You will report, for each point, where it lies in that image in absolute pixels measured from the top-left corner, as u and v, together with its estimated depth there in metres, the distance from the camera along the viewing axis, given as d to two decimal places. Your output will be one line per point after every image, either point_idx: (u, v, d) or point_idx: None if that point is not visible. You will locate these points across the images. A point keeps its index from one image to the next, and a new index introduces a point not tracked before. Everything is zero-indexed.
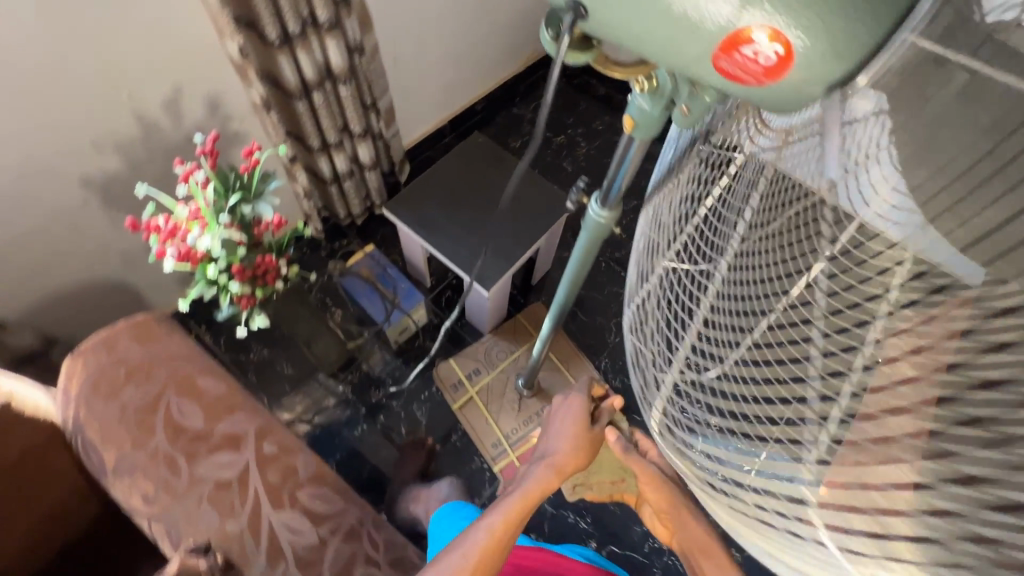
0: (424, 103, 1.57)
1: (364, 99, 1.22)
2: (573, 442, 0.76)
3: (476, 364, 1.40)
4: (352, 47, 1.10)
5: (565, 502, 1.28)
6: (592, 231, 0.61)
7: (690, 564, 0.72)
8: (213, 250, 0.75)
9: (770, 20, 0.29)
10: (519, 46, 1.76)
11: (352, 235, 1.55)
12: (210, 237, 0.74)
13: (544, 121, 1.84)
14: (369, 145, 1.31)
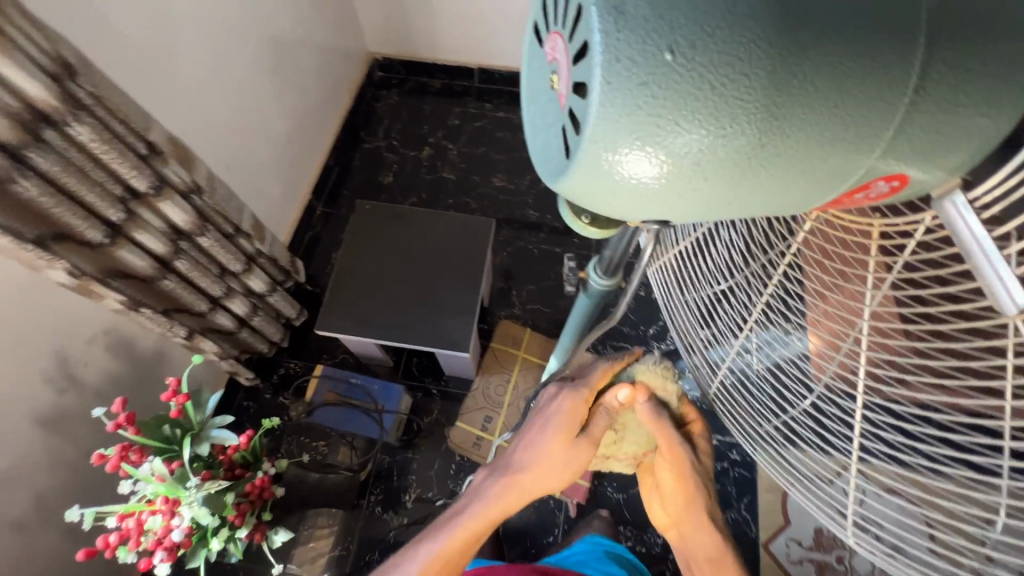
0: (278, 190, 1.39)
1: (227, 233, 1.06)
2: (557, 461, 0.61)
3: (484, 411, 1.33)
4: (189, 191, 0.93)
5: (629, 482, 1.28)
6: (593, 295, 0.59)
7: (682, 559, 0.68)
8: (200, 516, 0.73)
9: (891, 171, 0.30)
10: (338, 81, 1.59)
11: (286, 357, 1.39)
12: (192, 509, 0.72)
13: (401, 142, 1.69)
14: (259, 272, 1.15)
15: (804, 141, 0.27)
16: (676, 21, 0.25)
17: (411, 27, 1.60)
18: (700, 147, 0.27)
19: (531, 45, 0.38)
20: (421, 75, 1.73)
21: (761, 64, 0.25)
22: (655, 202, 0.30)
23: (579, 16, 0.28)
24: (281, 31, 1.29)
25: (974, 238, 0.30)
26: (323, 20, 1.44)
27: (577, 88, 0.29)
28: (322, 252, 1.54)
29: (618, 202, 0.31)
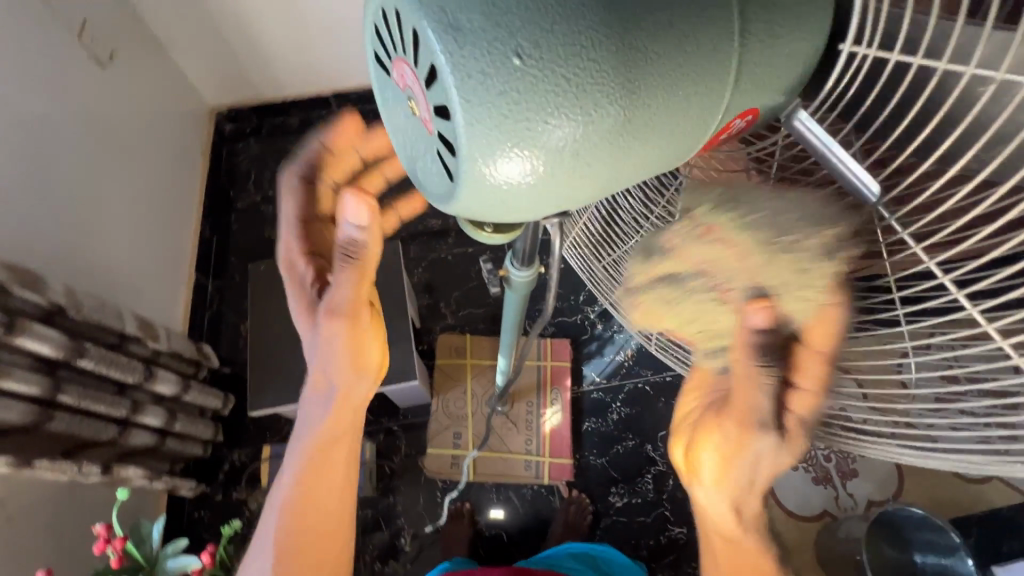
0: (154, 280, 1.26)
1: (111, 345, 0.94)
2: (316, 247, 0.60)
3: (453, 429, 1.31)
4: (45, 314, 0.81)
5: (607, 444, 1.32)
6: (520, 290, 0.58)
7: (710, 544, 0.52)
8: None
9: (741, 111, 0.33)
10: (186, 146, 1.46)
11: (226, 451, 1.27)
12: None
13: (277, 190, 1.59)
14: (164, 374, 1.04)
15: (665, 103, 0.29)
16: (516, 24, 0.26)
17: (247, 69, 1.49)
18: (572, 136, 0.27)
19: (378, 79, 0.36)
20: (274, 115, 1.62)
21: (608, 45, 0.26)
22: (550, 195, 0.30)
23: (419, 42, 0.28)
24: (99, 111, 1.15)
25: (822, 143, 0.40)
26: (144, 86, 1.30)
27: (439, 111, 0.29)
28: (227, 328, 1.42)
29: (517, 207, 0.31)
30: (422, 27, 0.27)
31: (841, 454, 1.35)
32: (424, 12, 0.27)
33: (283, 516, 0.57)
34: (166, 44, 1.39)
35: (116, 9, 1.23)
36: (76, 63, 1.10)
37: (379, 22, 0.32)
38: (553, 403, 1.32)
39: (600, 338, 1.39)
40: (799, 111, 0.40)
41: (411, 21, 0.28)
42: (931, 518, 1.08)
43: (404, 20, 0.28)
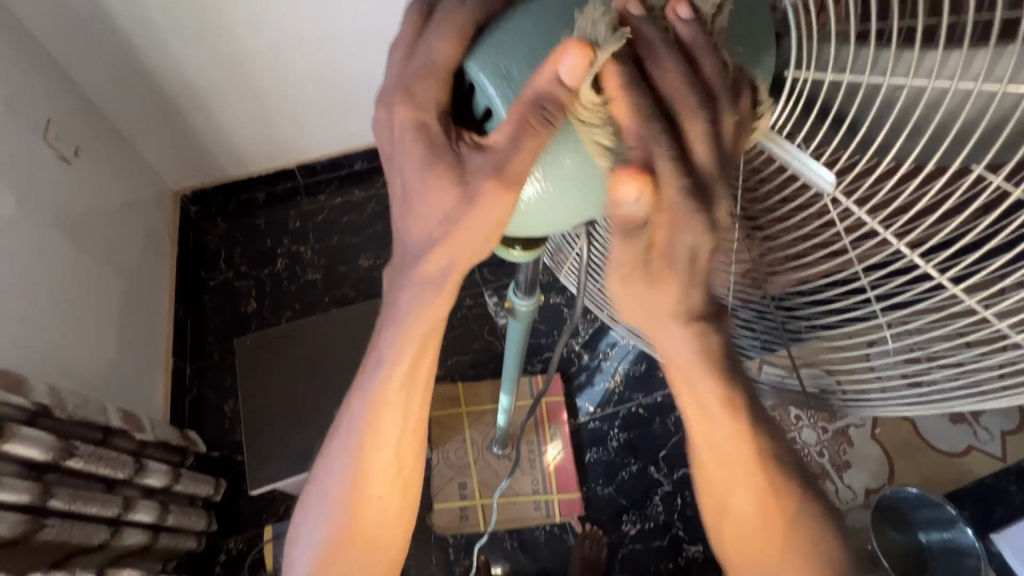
0: (129, 371, 1.22)
1: (97, 441, 0.91)
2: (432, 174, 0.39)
3: (457, 480, 1.29)
4: (31, 416, 0.78)
5: (612, 472, 1.32)
6: (520, 320, 0.62)
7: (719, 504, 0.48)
8: None
9: None
10: (153, 232, 1.46)
11: (221, 540, 1.21)
12: None
13: (250, 264, 1.59)
14: (153, 465, 1.00)
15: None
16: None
17: (211, 152, 1.52)
18: (588, 158, 0.36)
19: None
20: (240, 192, 1.64)
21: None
22: (573, 206, 0.39)
23: (476, 89, 0.37)
24: (67, 207, 1.15)
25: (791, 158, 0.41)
26: (109, 179, 1.31)
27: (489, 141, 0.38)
28: (211, 411, 1.38)
29: (546, 215, 0.39)
30: (481, 78, 0.36)
31: (832, 448, 1.40)
32: (480, 66, 0.36)
33: (350, 483, 0.53)
34: (128, 136, 1.41)
35: (78, 109, 1.25)
36: (41, 164, 1.10)
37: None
38: (553, 438, 1.33)
39: (589, 368, 1.42)
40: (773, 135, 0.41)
41: (470, 75, 0.37)
42: (926, 495, 1.14)
43: (464, 73, 0.38)
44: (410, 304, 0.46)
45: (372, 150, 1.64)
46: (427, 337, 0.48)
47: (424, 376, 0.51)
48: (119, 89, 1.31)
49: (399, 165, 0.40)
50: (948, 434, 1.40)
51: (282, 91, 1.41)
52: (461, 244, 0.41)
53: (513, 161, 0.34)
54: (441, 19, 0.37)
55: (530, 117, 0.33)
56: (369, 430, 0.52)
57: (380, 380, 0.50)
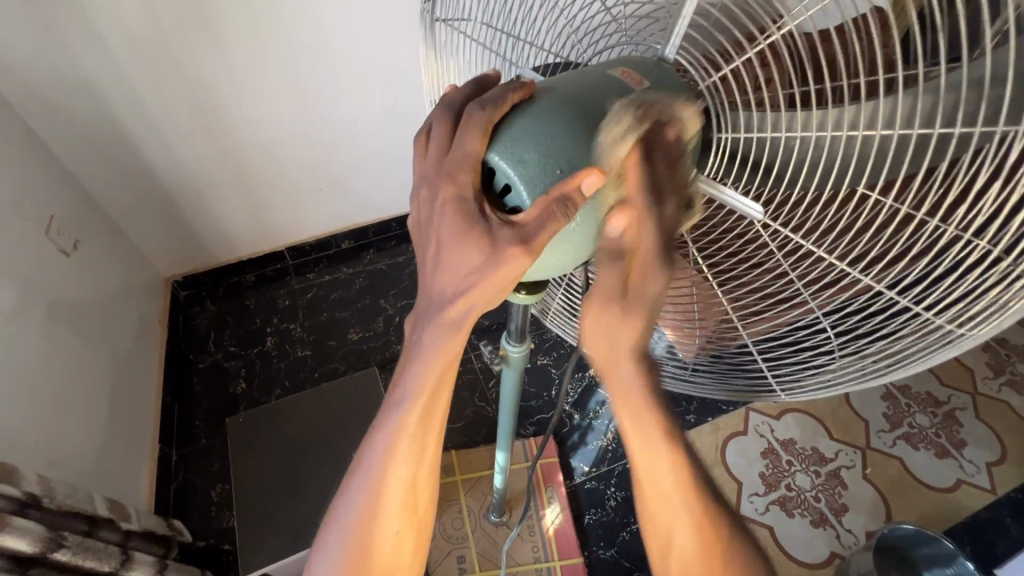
0: (113, 460, 1.20)
1: (84, 531, 0.88)
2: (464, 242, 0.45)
3: (455, 553, 1.25)
4: (22, 505, 0.78)
5: (612, 533, 1.30)
6: (513, 367, 0.67)
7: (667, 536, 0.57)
8: None
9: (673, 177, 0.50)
10: (145, 318, 1.49)
11: None
12: None
13: (239, 345, 1.61)
14: (139, 556, 0.96)
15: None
16: (555, 154, 0.44)
17: (204, 239, 1.58)
18: (586, 207, 0.46)
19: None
20: (230, 275, 1.69)
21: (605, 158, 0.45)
22: (573, 245, 0.48)
23: (495, 170, 0.45)
24: (62, 297, 1.18)
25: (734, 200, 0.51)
26: (105, 267, 1.36)
27: (511, 206, 0.46)
28: (197, 498, 1.34)
29: (555, 256, 0.49)
30: (502, 165, 0.44)
31: (828, 492, 1.41)
32: (497, 153, 0.44)
33: (366, 519, 0.55)
34: (124, 228, 1.47)
35: (79, 204, 1.32)
36: (40, 256, 1.15)
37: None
38: (550, 501, 1.32)
39: (580, 427, 1.44)
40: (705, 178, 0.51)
41: (491, 159, 0.45)
42: (922, 531, 1.15)
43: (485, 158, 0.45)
44: (427, 349, 0.51)
45: (359, 229, 1.73)
46: (440, 380, 0.53)
47: (435, 420, 0.55)
48: (119, 185, 1.39)
49: (433, 233, 0.47)
50: (936, 469, 1.43)
51: (275, 179, 1.52)
52: (482, 295, 0.47)
53: (540, 237, 0.42)
54: (468, 121, 0.44)
55: (556, 207, 0.41)
56: (383, 471, 0.55)
57: (402, 417, 0.53)
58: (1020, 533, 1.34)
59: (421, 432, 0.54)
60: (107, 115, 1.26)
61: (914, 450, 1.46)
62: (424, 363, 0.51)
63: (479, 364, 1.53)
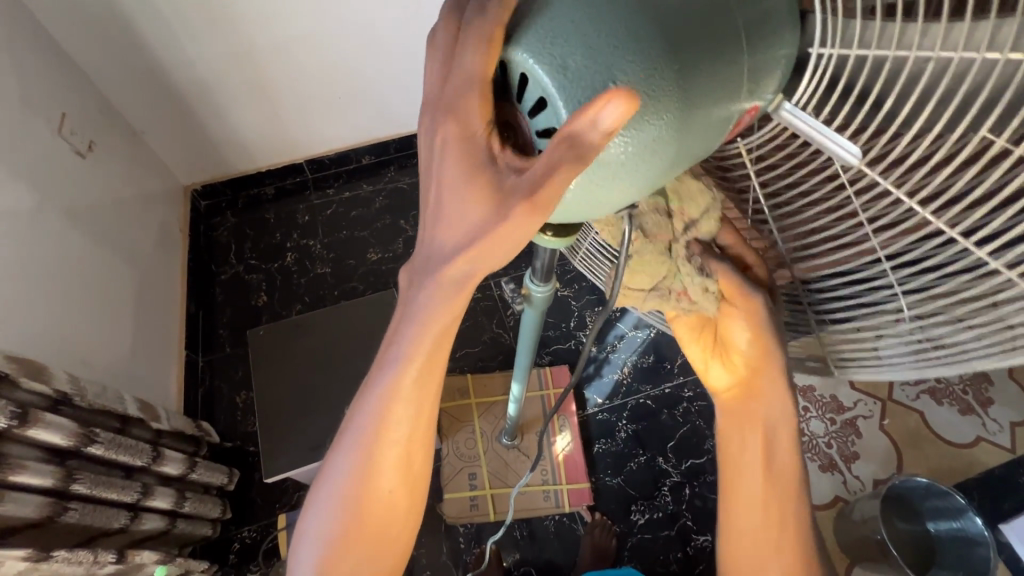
0: (141, 364, 1.24)
1: (115, 429, 0.92)
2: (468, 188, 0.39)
3: (467, 470, 1.31)
4: (55, 402, 0.80)
5: (620, 463, 1.33)
6: (536, 305, 0.63)
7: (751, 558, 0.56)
8: None
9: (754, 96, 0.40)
10: (165, 225, 1.48)
11: (235, 528, 1.22)
12: None
13: (260, 259, 1.61)
14: (170, 453, 1.02)
15: (703, 108, 0.36)
16: (608, 60, 0.33)
17: (221, 147, 1.53)
18: (644, 135, 0.35)
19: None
20: (249, 187, 1.66)
21: (671, 72, 0.34)
22: (621, 186, 0.38)
23: (530, 82, 0.36)
24: (79, 201, 1.16)
25: (812, 128, 0.43)
26: (121, 170, 1.32)
27: (541, 130, 0.37)
28: (223, 402, 1.40)
29: (601, 196, 0.38)
30: (536, 71, 0.35)
31: (840, 439, 1.41)
32: (533, 55, 0.34)
33: (365, 478, 0.52)
34: (139, 131, 1.42)
35: (91, 102, 1.26)
36: (55, 156, 1.11)
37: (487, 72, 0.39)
38: (562, 429, 1.34)
39: (597, 360, 1.43)
40: (784, 102, 0.43)
41: (522, 67, 0.35)
42: (934, 485, 1.14)
43: (515, 65, 0.36)
44: (424, 310, 0.46)
45: (379, 144, 1.66)
46: (439, 340, 0.48)
47: (434, 380, 0.50)
48: (131, 84, 1.32)
49: (437, 175, 0.41)
50: (956, 425, 1.40)
51: (291, 85, 1.42)
52: (485, 254, 0.42)
53: (546, 188, 0.35)
54: (472, 28, 0.36)
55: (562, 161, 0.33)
56: (379, 431, 0.51)
57: (399, 371, 0.49)
58: None
59: (421, 390, 0.50)
60: (110, 4, 1.15)
61: (937, 405, 1.43)
62: (419, 322, 0.47)
63: (499, 293, 1.50)
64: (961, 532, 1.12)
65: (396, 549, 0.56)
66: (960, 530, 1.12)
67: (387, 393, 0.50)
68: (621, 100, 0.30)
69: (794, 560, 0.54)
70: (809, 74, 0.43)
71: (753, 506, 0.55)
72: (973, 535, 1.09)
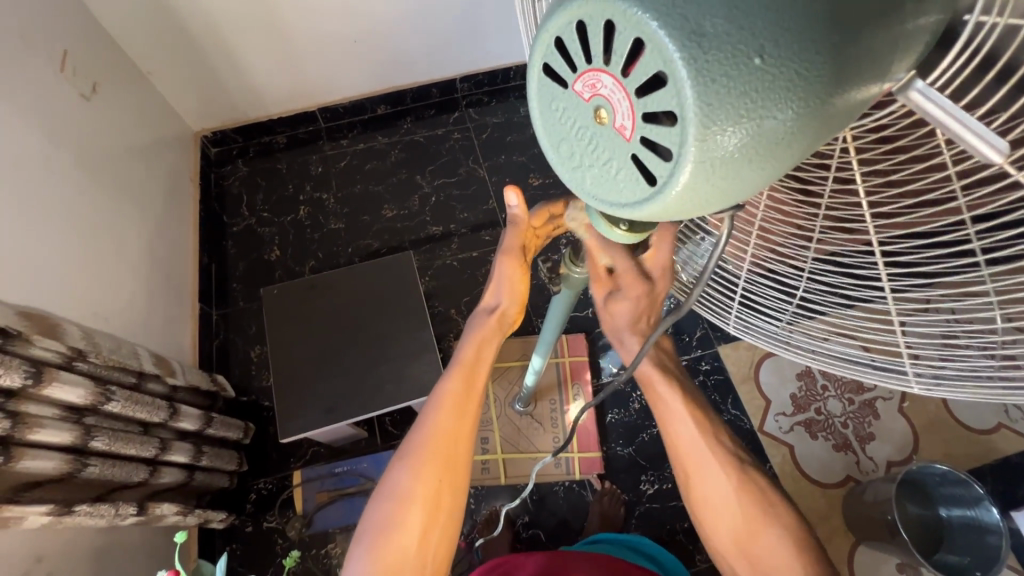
0: (155, 317, 1.24)
1: (131, 386, 0.92)
2: (504, 276, 0.68)
3: (479, 434, 1.32)
4: (71, 359, 0.79)
5: (632, 433, 1.33)
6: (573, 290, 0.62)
7: (712, 518, 0.63)
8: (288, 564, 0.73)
9: (898, 76, 0.30)
10: (176, 173, 1.43)
11: (252, 480, 1.25)
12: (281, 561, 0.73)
13: (272, 211, 1.56)
14: (186, 409, 1.02)
15: (853, 96, 0.28)
16: (754, 24, 0.25)
17: (232, 91, 1.46)
18: (787, 128, 0.27)
19: (540, 86, 0.33)
20: (261, 135, 1.60)
21: (828, 43, 0.26)
22: (738, 190, 0.29)
23: (646, 49, 0.27)
24: (86, 148, 1.11)
25: (949, 114, 0.30)
26: (129, 114, 1.27)
27: (648, 115, 0.28)
28: (237, 356, 1.40)
29: (710, 202, 0.30)
30: (660, 37, 0.26)
31: (857, 419, 1.39)
32: (659, 17, 0.26)
33: (420, 457, 0.63)
34: (147, 72, 1.35)
35: (95, 40, 1.19)
36: (59, 98, 1.06)
37: (573, 33, 0.30)
38: (576, 398, 1.33)
39: None
40: (918, 79, 0.31)
41: (638, 29, 0.27)
42: (952, 473, 1.12)
43: (625, 26, 0.27)
44: (470, 332, 0.69)
45: (396, 93, 1.58)
46: (480, 351, 0.68)
47: (479, 380, 0.67)
48: (138, 20, 1.23)
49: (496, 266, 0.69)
50: (978, 411, 1.37)
51: (305, 27, 1.33)
52: (510, 304, 0.70)
53: (545, 123, 0.34)
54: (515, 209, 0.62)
55: (553, 111, 0.33)
56: (436, 416, 0.64)
57: (455, 371, 0.66)
58: None
59: (470, 385, 0.66)
60: None
61: None
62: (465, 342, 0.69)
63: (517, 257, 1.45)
64: (973, 521, 1.11)
65: (436, 537, 0.63)
66: (972, 518, 1.12)
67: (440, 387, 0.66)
68: (596, 73, 0.29)
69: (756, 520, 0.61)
70: (952, 44, 0.32)
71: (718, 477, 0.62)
72: (986, 523, 1.08)
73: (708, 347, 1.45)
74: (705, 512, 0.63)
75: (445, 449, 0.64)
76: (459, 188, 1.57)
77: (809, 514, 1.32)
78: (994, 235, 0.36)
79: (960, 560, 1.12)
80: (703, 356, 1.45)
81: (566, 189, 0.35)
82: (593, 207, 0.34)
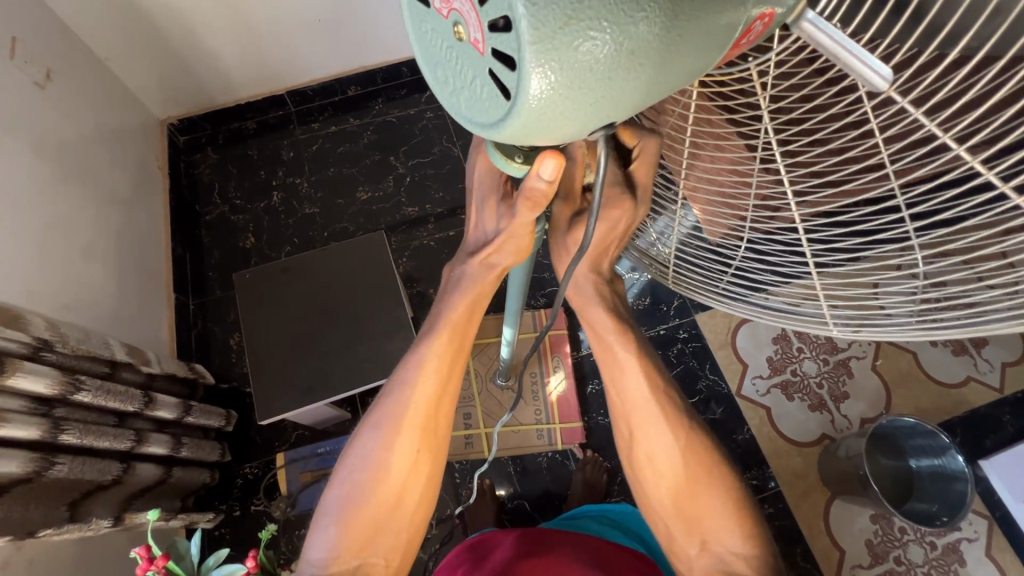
0: (128, 307, 1.23)
1: (103, 375, 0.91)
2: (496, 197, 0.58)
3: (462, 410, 1.33)
4: (37, 349, 0.79)
5: None
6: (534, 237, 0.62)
7: (651, 477, 0.65)
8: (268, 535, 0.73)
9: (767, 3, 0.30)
10: (143, 162, 1.41)
11: (238, 465, 1.26)
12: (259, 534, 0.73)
13: (245, 199, 1.55)
14: (163, 399, 1.01)
15: (700, 12, 0.28)
16: None
17: (199, 75, 1.43)
18: (623, 34, 0.27)
19: (410, 5, 0.35)
20: (231, 120, 1.57)
21: None
22: (592, 104, 0.30)
23: None
24: (45, 134, 1.09)
25: (836, 43, 0.31)
26: (90, 105, 1.24)
27: (490, 25, 0.29)
28: (217, 345, 1.40)
29: (567, 118, 0.30)
30: None
31: (831, 379, 1.42)
32: None
33: (394, 429, 0.62)
34: (106, 60, 1.32)
35: (48, 27, 1.16)
36: (15, 88, 1.04)
37: None
38: (555, 370, 1.35)
39: None
40: (807, 10, 0.32)
41: None
42: (920, 424, 1.16)
43: None
44: (461, 286, 0.64)
45: (366, 74, 1.55)
46: (469, 312, 0.65)
47: (462, 344, 0.65)
48: (92, 5, 1.20)
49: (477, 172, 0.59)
50: (949, 365, 1.40)
51: (268, 10, 1.30)
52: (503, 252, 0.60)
53: (422, 40, 0.35)
54: None
55: (424, 28, 0.35)
56: (413, 385, 0.63)
57: (435, 337, 0.64)
58: (1015, 429, 1.34)
59: (449, 351, 0.64)
60: None
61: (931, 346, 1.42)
62: (451, 298, 0.64)
63: None
64: (941, 469, 1.15)
65: (413, 507, 0.64)
66: (939, 467, 1.16)
67: (417, 351, 0.64)
68: None
69: (694, 471, 0.63)
70: None
71: (658, 433, 0.64)
72: (951, 470, 1.12)
73: (685, 316, 1.47)
74: (647, 466, 0.65)
75: (423, 419, 0.63)
76: (434, 168, 1.56)
77: (787, 473, 1.35)
78: (909, 171, 0.37)
79: (929, 507, 1.16)
80: (680, 324, 1.47)
81: (449, 114, 0.37)
82: (469, 129, 0.36)
